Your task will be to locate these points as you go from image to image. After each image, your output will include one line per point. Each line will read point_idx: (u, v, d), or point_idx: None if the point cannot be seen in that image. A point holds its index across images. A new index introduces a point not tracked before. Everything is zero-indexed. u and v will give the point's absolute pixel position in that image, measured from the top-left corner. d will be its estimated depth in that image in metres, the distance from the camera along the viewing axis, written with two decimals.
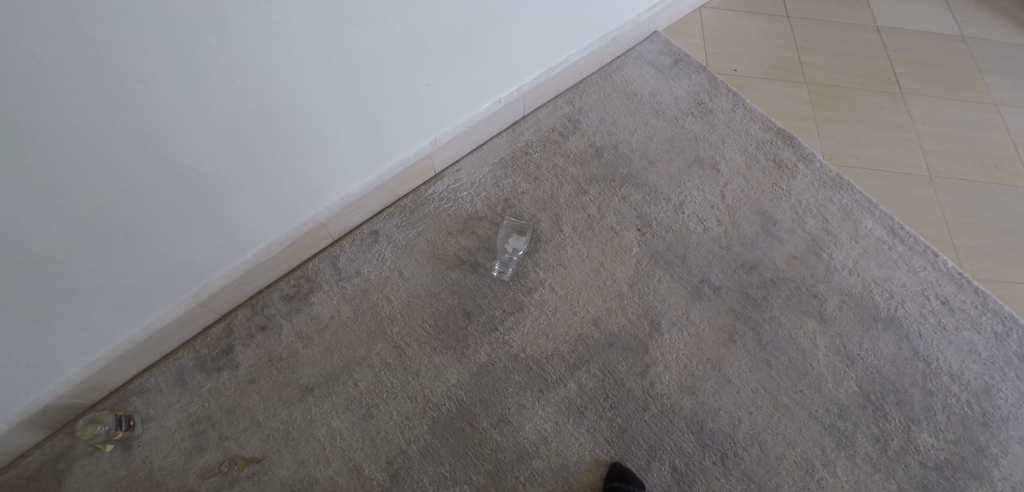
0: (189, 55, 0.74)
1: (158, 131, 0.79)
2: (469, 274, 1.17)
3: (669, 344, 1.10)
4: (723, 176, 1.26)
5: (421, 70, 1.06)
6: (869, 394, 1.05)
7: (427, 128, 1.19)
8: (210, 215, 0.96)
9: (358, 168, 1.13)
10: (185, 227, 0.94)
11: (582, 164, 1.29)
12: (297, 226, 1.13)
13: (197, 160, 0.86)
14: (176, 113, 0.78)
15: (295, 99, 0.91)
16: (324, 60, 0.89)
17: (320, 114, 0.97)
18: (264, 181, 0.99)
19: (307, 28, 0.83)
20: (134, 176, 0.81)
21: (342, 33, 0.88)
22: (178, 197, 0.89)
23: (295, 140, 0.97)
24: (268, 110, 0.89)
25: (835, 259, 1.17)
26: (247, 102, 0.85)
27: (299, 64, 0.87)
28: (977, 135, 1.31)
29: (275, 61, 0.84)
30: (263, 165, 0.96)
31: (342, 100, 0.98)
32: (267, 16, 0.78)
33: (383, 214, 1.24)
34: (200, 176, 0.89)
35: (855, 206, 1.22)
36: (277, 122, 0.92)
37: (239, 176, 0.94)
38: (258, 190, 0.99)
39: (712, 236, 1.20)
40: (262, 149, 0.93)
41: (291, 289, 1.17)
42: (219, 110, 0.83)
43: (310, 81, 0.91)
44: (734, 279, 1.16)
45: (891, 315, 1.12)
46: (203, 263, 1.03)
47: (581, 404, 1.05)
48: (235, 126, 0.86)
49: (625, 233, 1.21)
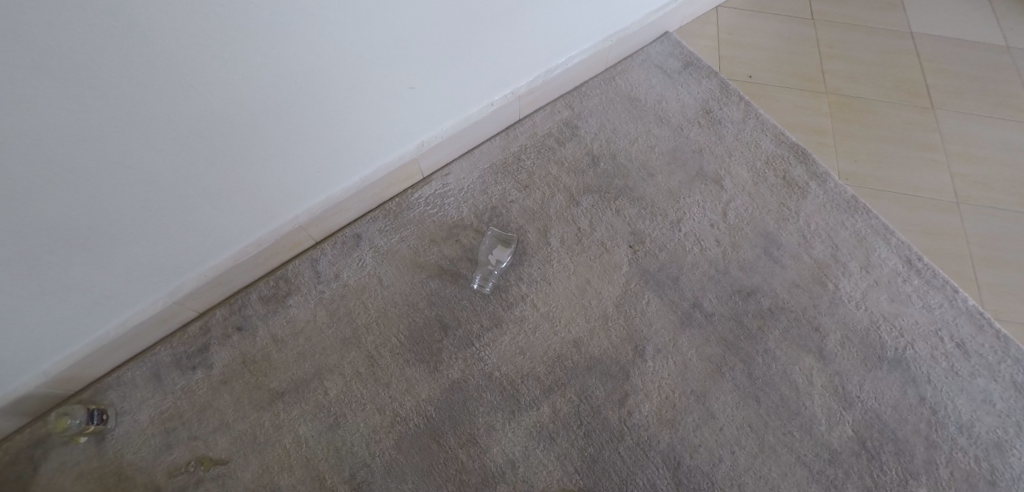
0: (145, 57, 0.70)
1: (117, 132, 0.75)
2: (448, 284, 1.13)
3: (652, 372, 1.05)
4: (727, 193, 1.18)
5: (405, 73, 1.01)
6: (865, 440, 0.98)
7: (413, 131, 1.14)
8: (182, 215, 0.93)
9: (340, 170, 1.10)
10: (156, 229, 0.93)
11: (576, 174, 1.22)
12: (277, 227, 1.10)
13: (162, 161, 0.83)
14: (139, 120, 0.76)
15: (267, 103, 0.87)
16: (297, 63, 0.85)
17: (295, 118, 0.93)
18: (238, 183, 0.96)
19: (278, 31, 0.79)
20: (95, 177, 0.78)
21: (315, 38, 0.83)
22: (147, 200, 0.87)
23: (270, 146, 0.94)
24: (238, 113, 0.85)
25: (842, 289, 1.09)
26: (215, 105, 0.81)
27: (270, 68, 0.83)
28: (1016, 159, 1.18)
29: (244, 66, 0.79)
30: (236, 168, 0.93)
31: (319, 107, 0.94)
32: (236, 27, 0.74)
33: (367, 217, 1.21)
34: (168, 180, 0.86)
35: (870, 232, 1.12)
36: (248, 125, 0.88)
37: (210, 178, 0.91)
38: (232, 192, 0.96)
39: (709, 258, 1.13)
40: (234, 151, 0.90)
41: (269, 290, 1.14)
42: (184, 113, 0.79)
43: (283, 85, 0.86)
44: (729, 305, 1.09)
45: (898, 356, 1.03)
46: (178, 264, 1.02)
47: (553, 429, 1.01)
48: (202, 129, 0.83)
49: (616, 249, 1.15)
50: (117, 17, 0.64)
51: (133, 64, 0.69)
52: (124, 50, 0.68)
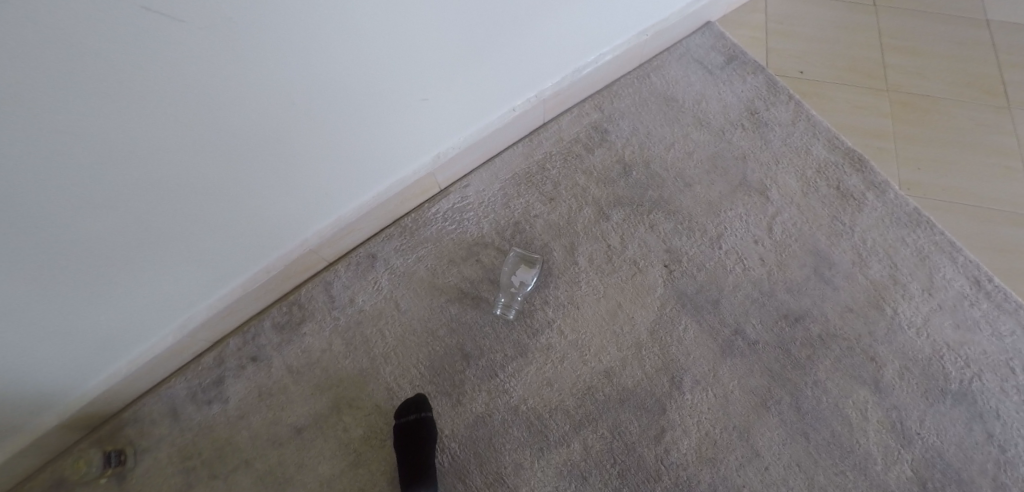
0: (124, 83, 0.62)
1: (104, 167, 0.68)
2: (469, 309, 1.06)
3: (691, 405, 0.97)
4: (773, 206, 1.09)
5: (416, 82, 0.91)
6: (926, 481, 0.90)
7: (428, 143, 1.04)
8: (184, 247, 0.87)
9: (349, 189, 1.01)
10: (157, 268, 0.87)
11: (606, 184, 1.13)
12: (286, 252, 1.03)
13: (158, 192, 0.76)
14: (124, 160, 0.69)
15: (266, 122, 0.79)
16: (293, 85, 0.77)
17: (298, 136, 0.85)
18: (242, 208, 0.89)
19: (271, 45, 0.70)
20: (87, 217, 0.72)
21: (312, 54, 0.75)
22: (143, 240, 0.81)
23: (269, 172, 0.87)
24: (235, 134, 0.77)
25: (901, 314, 1.00)
26: (209, 129, 0.74)
27: (265, 85, 0.74)
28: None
29: (236, 84, 0.71)
30: (239, 192, 0.86)
31: (320, 126, 0.86)
32: (223, 51, 0.66)
33: (382, 236, 1.13)
34: (164, 218, 0.80)
35: (933, 250, 1.03)
36: (248, 147, 0.80)
37: (212, 205, 0.84)
38: (238, 217, 0.90)
39: (752, 279, 1.04)
40: (236, 176, 0.83)
41: (282, 317, 1.08)
42: (174, 148, 0.72)
43: (281, 106, 0.79)
44: (775, 331, 1.01)
45: (963, 389, 0.95)
46: (185, 299, 0.96)
47: (584, 468, 0.95)
48: (198, 154, 0.75)
49: (651, 269, 1.06)
50: (84, 44, 0.56)
51: (108, 94, 0.62)
52: (97, 78, 0.60)
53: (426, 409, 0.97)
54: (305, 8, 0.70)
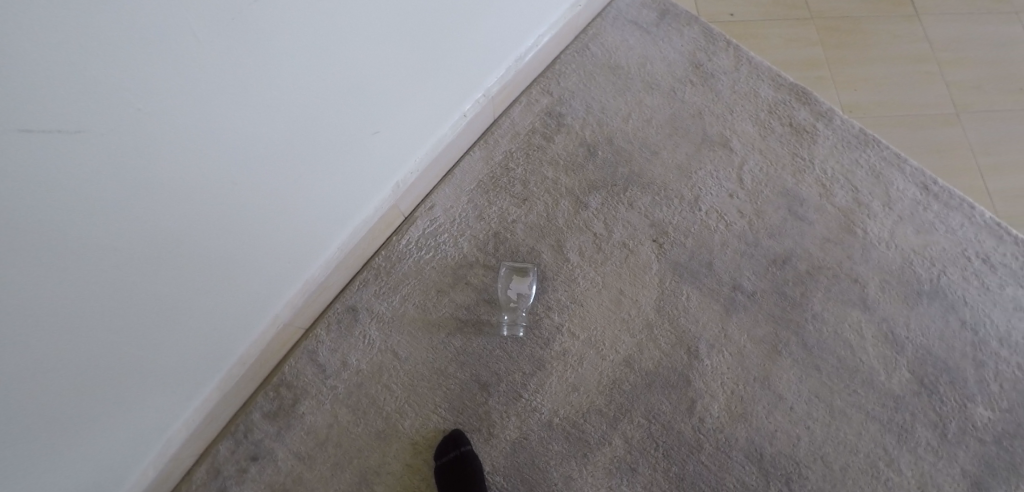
0: (42, 227, 0.51)
1: (40, 318, 0.57)
2: (474, 337, 1.00)
3: (711, 370, 0.99)
4: (738, 155, 1.13)
5: (364, 117, 0.81)
6: (923, 378, 0.99)
7: (386, 176, 0.95)
8: (150, 364, 0.76)
9: (315, 246, 0.91)
10: (121, 399, 0.75)
11: (576, 172, 1.10)
12: (259, 331, 0.93)
13: (108, 318, 0.65)
14: (58, 306, 0.58)
15: (214, 208, 0.68)
16: (236, 163, 0.67)
17: (251, 216, 0.74)
18: (207, 303, 0.78)
19: (206, 130, 0.60)
20: (36, 377, 0.61)
21: (251, 123, 0.65)
22: (98, 378, 0.70)
23: (225, 263, 0.76)
24: (183, 232, 0.66)
25: (870, 233, 1.08)
26: (153, 238, 0.63)
27: (202, 172, 0.63)
28: (988, 58, 1.22)
29: (173, 185, 0.61)
30: (201, 287, 0.75)
31: (273, 197, 0.76)
32: (150, 152, 0.56)
33: (356, 283, 1.03)
34: (116, 346, 0.69)
35: (884, 164, 1.13)
36: (200, 240, 0.69)
37: (173, 310, 0.74)
38: (204, 313, 0.79)
39: (736, 232, 1.07)
40: (193, 273, 0.72)
41: (271, 403, 0.98)
42: (113, 271, 0.61)
43: (227, 191, 0.68)
44: (768, 277, 1.05)
45: (934, 286, 1.05)
46: (160, 417, 0.85)
47: (631, 460, 0.94)
48: (145, 266, 0.65)
49: (642, 247, 1.06)
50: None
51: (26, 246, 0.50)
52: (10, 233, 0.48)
53: (465, 442, 0.94)
54: (237, 77, 0.59)
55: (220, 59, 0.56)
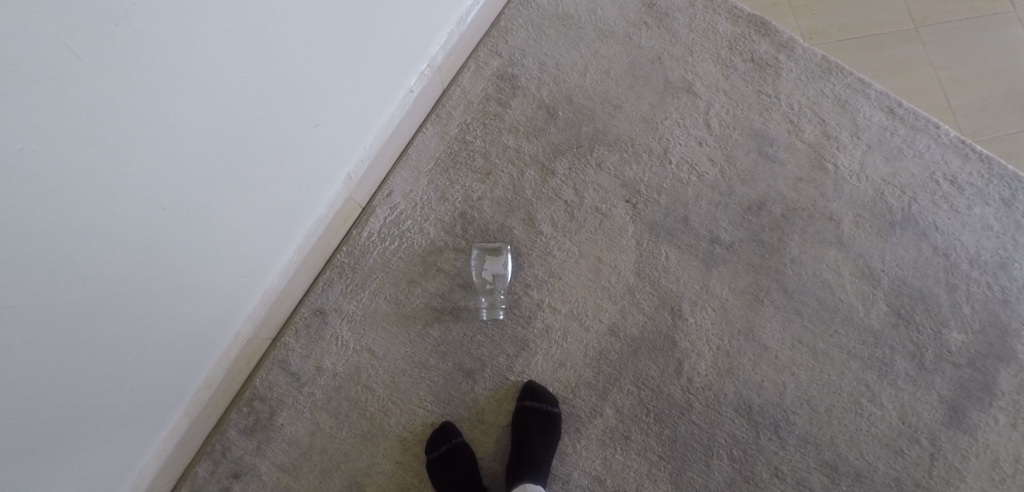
0: None
1: None
2: (451, 324, 0.96)
3: (696, 328, 0.98)
4: (703, 99, 1.07)
5: (299, 110, 0.73)
6: (899, 310, 1.01)
7: (336, 168, 0.88)
8: (108, 403, 0.71)
9: (270, 255, 0.85)
10: (79, 441, 0.70)
11: (537, 136, 1.04)
12: (222, 351, 0.87)
13: (47, 370, 0.60)
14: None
15: (139, 235, 0.61)
16: (161, 181, 0.60)
17: (192, 235, 0.68)
18: (161, 334, 0.73)
19: (115, 146, 0.53)
20: None
21: (172, 134, 0.58)
22: (49, 425, 0.64)
23: (171, 288, 0.70)
24: (114, 264, 0.60)
25: (842, 168, 1.06)
26: (78, 273, 0.57)
27: (113, 197, 0.56)
28: None
29: (89, 211, 0.54)
30: (150, 318, 0.70)
31: (214, 212, 0.69)
32: (52, 176, 0.49)
33: (320, 284, 0.97)
34: (63, 392, 0.64)
35: (848, 93, 1.09)
36: (139, 269, 0.64)
37: (122, 346, 0.68)
38: (160, 344, 0.74)
39: (709, 182, 1.04)
40: (136, 306, 0.66)
41: (247, 419, 0.94)
42: (38, 316, 0.55)
43: (156, 213, 0.61)
44: (744, 225, 1.02)
45: (906, 215, 1.04)
46: (129, 452, 0.80)
47: (624, 428, 0.94)
48: (77, 304, 0.59)
49: (615, 209, 1.02)
50: None
51: None
52: None
53: (456, 434, 0.92)
54: (147, 82, 0.52)
55: (112, 68, 0.48)
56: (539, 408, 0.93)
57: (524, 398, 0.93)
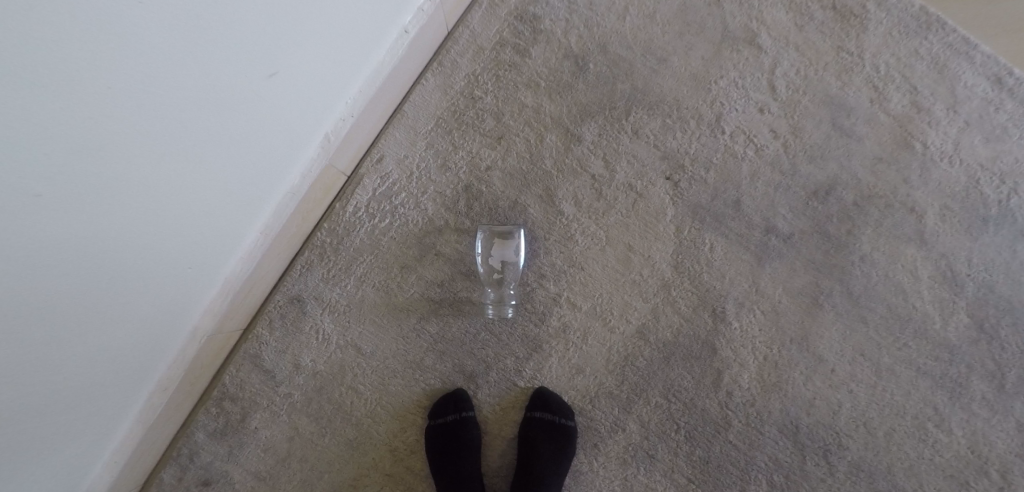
0: None
1: None
2: (452, 319, 0.82)
3: (741, 334, 0.83)
4: (768, 55, 0.87)
5: (244, 53, 0.55)
6: (983, 322, 0.85)
7: (304, 129, 0.70)
8: (21, 427, 0.58)
9: (226, 238, 0.69)
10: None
11: (561, 94, 0.85)
12: (178, 350, 0.74)
13: None
14: None
15: (40, 220, 0.47)
16: (59, 149, 0.45)
17: (116, 216, 0.53)
18: (82, 343, 0.58)
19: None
20: None
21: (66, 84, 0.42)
22: None
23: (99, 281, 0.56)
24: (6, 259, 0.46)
25: (931, 147, 0.87)
26: None
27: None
28: None
29: None
30: (62, 325, 0.55)
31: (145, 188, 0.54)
32: None
33: (298, 267, 0.82)
34: None
35: (949, 54, 0.87)
36: (46, 263, 0.49)
37: (35, 359, 0.54)
38: (83, 355, 0.59)
39: (767, 159, 0.86)
40: (38, 314, 0.52)
41: (216, 421, 0.82)
42: None
43: (58, 192, 0.46)
44: (806, 214, 0.85)
45: (1003, 210, 0.86)
46: (70, 466, 0.68)
47: (649, 447, 0.81)
48: None
49: (653, 187, 0.84)
50: None
51: None
52: None
53: (468, 407, 0.80)
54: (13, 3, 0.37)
55: None
56: (549, 420, 0.79)
57: (534, 408, 0.80)
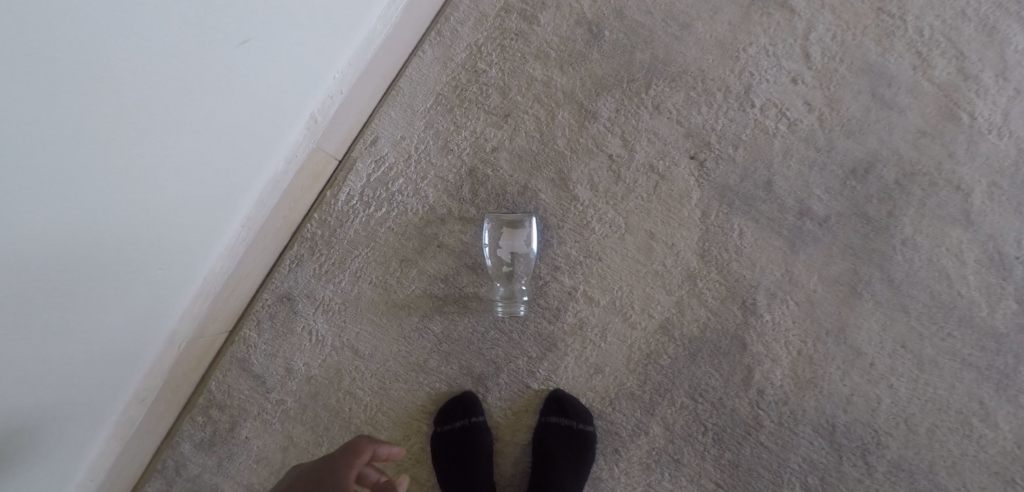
0: None
1: None
2: (458, 317, 0.75)
3: (773, 327, 0.76)
4: (802, 18, 0.78)
5: (204, 15, 0.46)
6: None
7: (286, 106, 0.62)
8: None
9: (201, 234, 0.61)
10: None
11: (573, 65, 0.76)
12: (156, 357, 0.66)
13: None
14: None
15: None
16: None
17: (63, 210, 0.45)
18: (32, 358, 0.51)
19: None
20: None
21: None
22: None
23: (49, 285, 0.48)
24: None
25: (979, 118, 0.79)
26: None
27: None
28: None
29: None
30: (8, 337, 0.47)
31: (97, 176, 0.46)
32: None
33: (286, 262, 0.75)
34: None
35: (999, 14, 0.79)
36: None
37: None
38: (38, 372, 0.52)
39: (801, 135, 0.78)
40: None
41: (203, 431, 0.75)
42: None
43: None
44: (844, 195, 0.78)
45: None
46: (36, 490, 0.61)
47: (674, 450, 0.75)
48: None
49: (676, 167, 0.76)
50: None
51: None
52: None
53: (477, 412, 0.74)
54: None
55: None
56: (566, 426, 0.73)
57: (550, 413, 0.74)
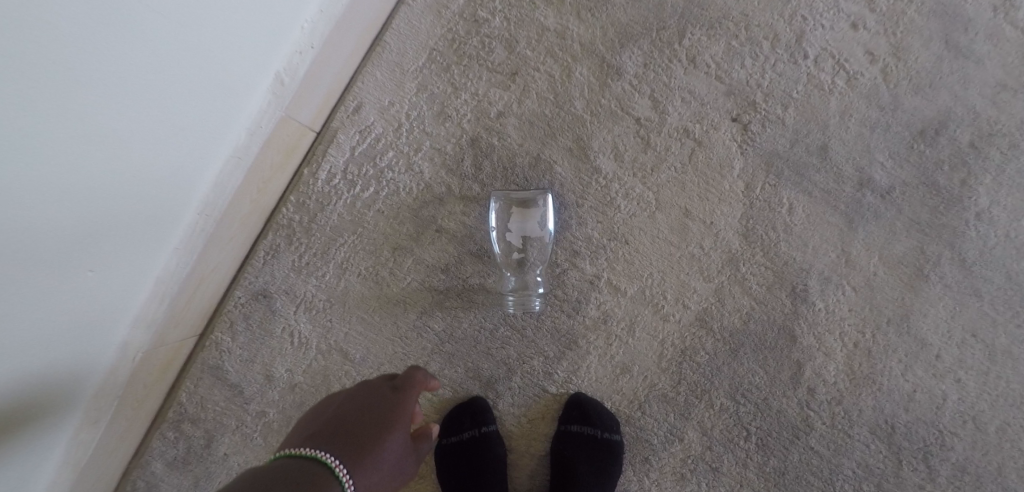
0: None
1: None
2: (463, 312, 0.65)
3: (826, 316, 0.66)
4: None
5: None
6: None
7: (242, 63, 0.49)
8: None
9: (145, 226, 0.50)
10: None
11: (593, 11, 0.64)
12: (110, 369, 0.56)
13: None
14: None
15: None
16: None
17: None
18: None
19: None
20: None
21: None
22: None
23: None
24: None
25: None
26: None
27: None
28: None
29: None
30: None
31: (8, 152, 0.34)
32: None
33: (261, 253, 0.64)
34: None
35: None
36: None
37: None
38: None
39: (862, 91, 0.66)
40: None
41: (175, 448, 0.66)
42: None
43: None
44: (910, 161, 0.66)
45: None
46: None
47: (712, 458, 0.66)
48: None
49: (716, 132, 0.65)
50: None
51: None
52: None
53: (488, 421, 0.65)
54: None
55: None
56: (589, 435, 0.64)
57: (570, 421, 0.65)
